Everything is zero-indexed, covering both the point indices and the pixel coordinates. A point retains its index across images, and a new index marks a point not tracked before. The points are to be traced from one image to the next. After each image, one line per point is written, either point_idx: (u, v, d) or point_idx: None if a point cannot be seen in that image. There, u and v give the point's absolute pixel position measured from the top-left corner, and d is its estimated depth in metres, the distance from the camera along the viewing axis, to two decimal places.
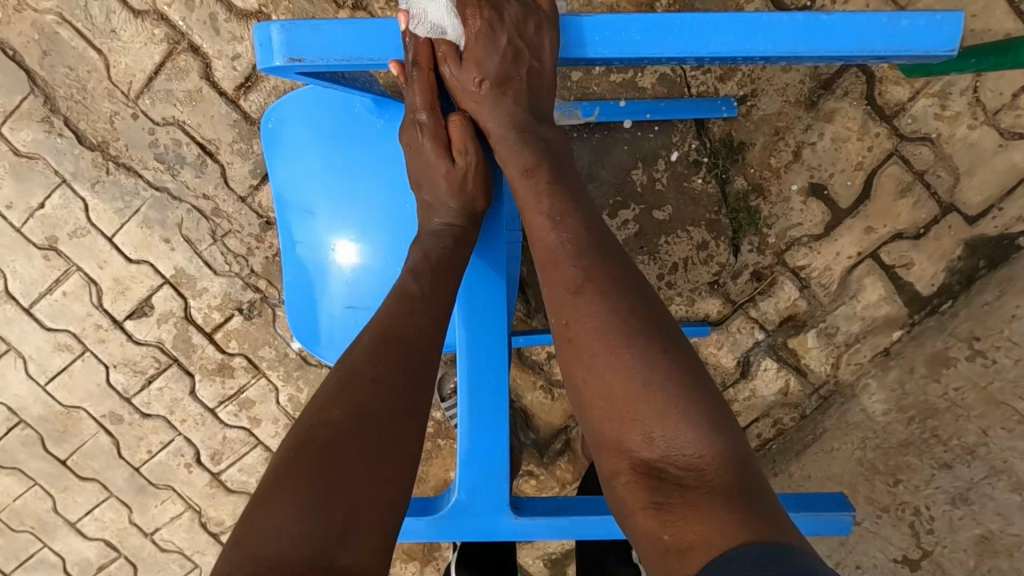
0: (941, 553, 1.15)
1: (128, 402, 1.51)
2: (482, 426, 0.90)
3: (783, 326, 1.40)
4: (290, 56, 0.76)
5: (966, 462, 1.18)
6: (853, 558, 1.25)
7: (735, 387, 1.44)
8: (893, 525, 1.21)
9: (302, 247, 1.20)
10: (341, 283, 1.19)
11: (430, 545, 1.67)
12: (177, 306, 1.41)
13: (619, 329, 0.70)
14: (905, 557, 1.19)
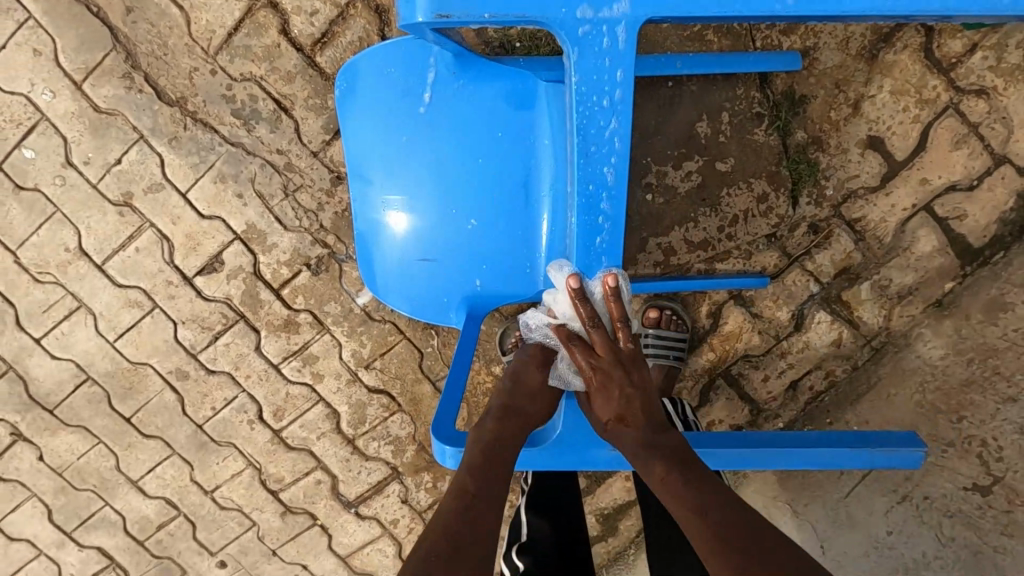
0: (1011, 478, 1.21)
1: (194, 358, 1.55)
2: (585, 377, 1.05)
3: (837, 278, 1.44)
4: (439, 13, 0.82)
5: None
6: (923, 490, 1.27)
7: (789, 339, 1.48)
8: (961, 457, 1.26)
9: (374, 204, 1.23)
10: (413, 237, 1.23)
11: None
12: (246, 262, 1.45)
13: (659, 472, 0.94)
14: (974, 484, 1.24)
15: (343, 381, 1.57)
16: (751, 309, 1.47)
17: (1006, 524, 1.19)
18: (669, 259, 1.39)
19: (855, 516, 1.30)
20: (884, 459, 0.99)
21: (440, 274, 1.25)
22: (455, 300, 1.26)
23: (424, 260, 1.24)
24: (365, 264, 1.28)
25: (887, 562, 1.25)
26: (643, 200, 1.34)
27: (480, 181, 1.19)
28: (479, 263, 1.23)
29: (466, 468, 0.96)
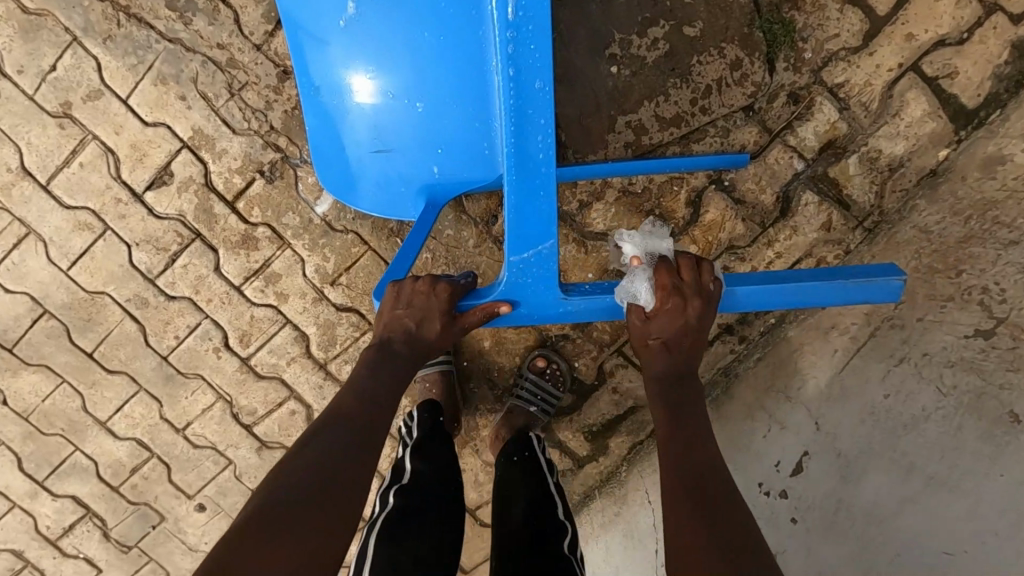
0: (1016, 316, 1.06)
1: (152, 284, 1.48)
2: (529, 217, 0.86)
3: (822, 154, 1.35)
4: None
5: None
6: (921, 347, 1.13)
7: (776, 226, 1.39)
8: (960, 308, 1.11)
9: (322, 92, 1.12)
10: (365, 130, 1.13)
11: (466, 427, 1.62)
12: (196, 172, 1.38)
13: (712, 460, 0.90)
14: (976, 330, 1.08)
15: (309, 300, 1.50)
16: (732, 194, 1.39)
17: (1015, 358, 1.04)
18: (640, 138, 1.30)
19: (850, 385, 1.19)
20: (864, 290, 0.93)
21: (397, 166, 1.16)
22: (414, 188, 1.19)
23: (380, 151, 1.15)
24: (321, 160, 1.21)
25: (886, 420, 1.12)
26: (608, 73, 1.26)
27: (429, 59, 1.02)
28: (434, 147, 1.12)
29: (318, 446, 0.88)
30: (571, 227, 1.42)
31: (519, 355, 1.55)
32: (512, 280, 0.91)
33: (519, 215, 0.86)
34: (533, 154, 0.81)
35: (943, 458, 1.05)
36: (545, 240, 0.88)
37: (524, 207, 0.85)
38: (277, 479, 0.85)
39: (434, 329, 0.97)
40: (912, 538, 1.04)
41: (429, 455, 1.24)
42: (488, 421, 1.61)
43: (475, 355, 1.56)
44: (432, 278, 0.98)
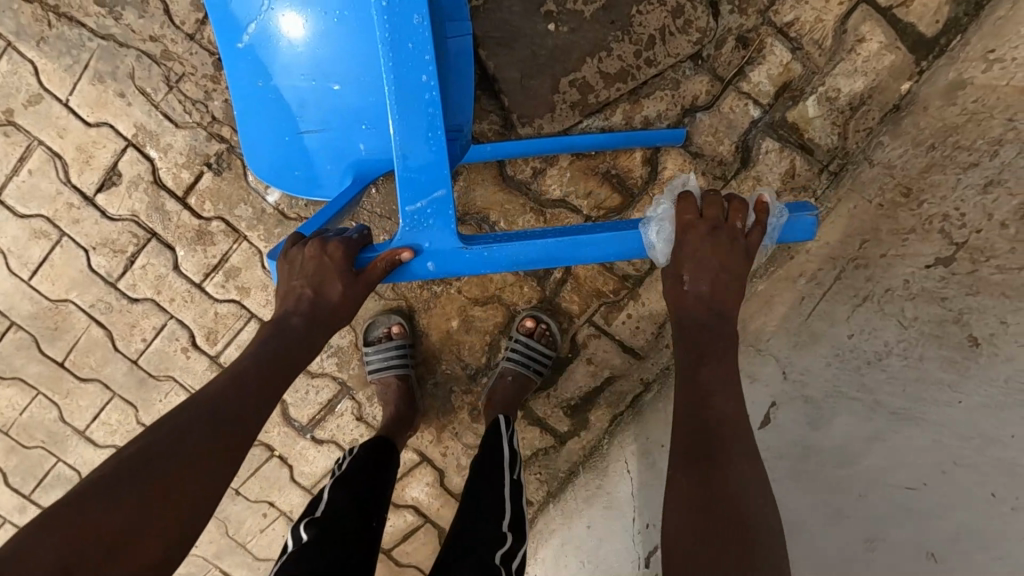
0: (976, 238, 1.01)
1: (113, 287, 1.47)
2: (419, 149, 0.87)
3: (779, 99, 1.30)
4: None
5: (994, 154, 1.04)
6: (884, 284, 1.07)
7: (738, 178, 1.34)
8: (924, 239, 1.06)
9: (247, 79, 1.13)
10: (290, 115, 1.13)
11: (443, 410, 1.60)
12: (144, 170, 1.37)
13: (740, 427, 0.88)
14: (937, 259, 1.03)
15: (271, 292, 1.48)
16: (690, 148, 1.33)
17: (973, 283, 1.00)
18: (587, 97, 1.27)
19: (819, 332, 1.12)
20: (774, 227, 0.99)
21: (326, 148, 1.16)
22: (342, 166, 1.19)
23: (307, 133, 1.15)
24: (251, 154, 1.21)
25: (850, 359, 1.08)
26: (545, 30, 1.22)
27: (343, 38, 1.02)
28: (357, 121, 1.11)
29: (176, 426, 0.84)
30: (528, 197, 1.38)
31: (490, 333, 1.52)
32: (407, 224, 0.90)
33: (414, 159, 0.87)
34: (416, 98, 0.84)
35: (905, 390, 1.01)
36: (440, 184, 0.89)
37: (413, 142, 0.87)
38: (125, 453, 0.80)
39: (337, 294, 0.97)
40: (878, 473, 0.99)
41: (353, 483, 1.23)
42: (464, 403, 1.58)
43: (444, 336, 1.53)
44: (321, 245, 0.96)
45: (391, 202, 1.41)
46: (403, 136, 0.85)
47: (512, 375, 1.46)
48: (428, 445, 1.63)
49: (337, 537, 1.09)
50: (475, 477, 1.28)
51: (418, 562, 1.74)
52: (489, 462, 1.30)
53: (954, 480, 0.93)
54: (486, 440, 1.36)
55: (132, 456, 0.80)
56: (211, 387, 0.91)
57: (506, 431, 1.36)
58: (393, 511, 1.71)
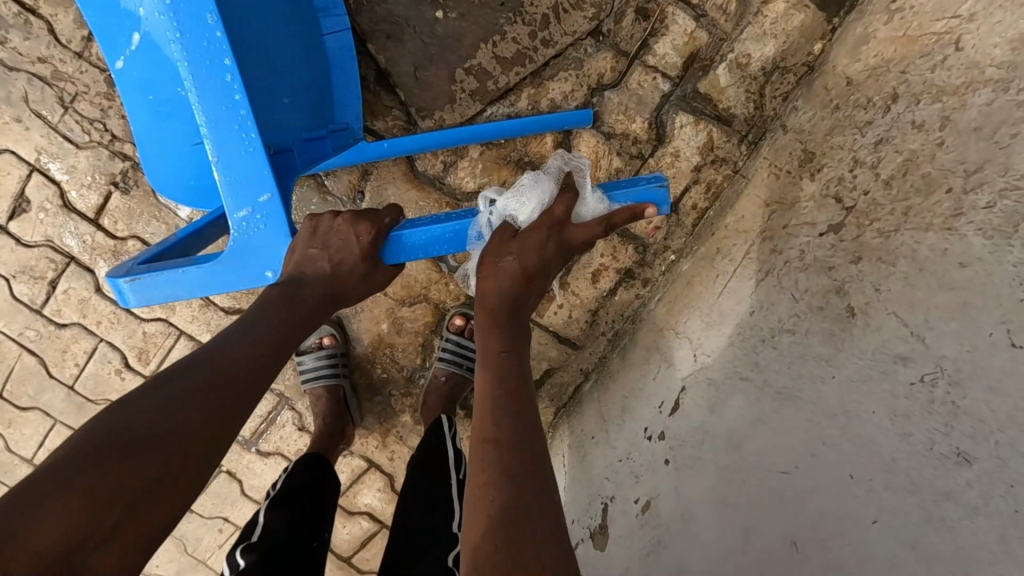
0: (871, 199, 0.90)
1: (39, 314, 1.46)
2: (237, 160, 0.87)
3: (689, 70, 1.25)
4: None
5: (888, 107, 0.95)
6: (784, 256, 0.99)
7: (655, 155, 1.30)
8: (819, 206, 0.98)
9: (137, 104, 1.13)
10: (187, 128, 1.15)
11: (385, 416, 1.57)
12: (52, 194, 1.35)
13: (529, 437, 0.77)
14: (830, 226, 0.94)
15: (196, 307, 1.47)
16: (602, 128, 1.29)
17: (857, 250, 0.87)
18: (485, 84, 1.23)
19: (725, 310, 1.06)
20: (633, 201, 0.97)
21: None
22: None
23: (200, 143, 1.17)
24: (151, 170, 1.22)
25: (749, 338, 0.98)
26: (433, 18, 1.18)
27: None
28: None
29: (169, 404, 0.72)
30: (442, 192, 1.35)
31: (422, 334, 1.49)
32: (242, 236, 0.91)
33: (232, 165, 0.87)
34: (226, 106, 0.84)
35: (790, 368, 0.88)
36: (263, 187, 0.89)
37: (229, 153, 0.86)
38: (108, 423, 0.68)
39: (360, 270, 0.94)
40: (757, 459, 0.86)
41: (284, 503, 1.15)
42: (405, 406, 1.56)
43: (376, 340, 1.50)
44: (353, 214, 0.95)
45: (301, 209, 1.36)
46: (218, 145, 0.86)
47: (445, 375, 1.43)
48: (373, 451, 1.61)
49: (272, 558, 1.03)
50: (407, 493, 1.21)
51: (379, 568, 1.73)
52: (425, 473, 1.23)
53: (831, 464, 0.77)
54: (421, 450, 1.29)
55: (120, 425, 0.68)
56: (209, 361, 0.79)
57: (449, 429, 1.30)
58: (348, 519, 1.69)
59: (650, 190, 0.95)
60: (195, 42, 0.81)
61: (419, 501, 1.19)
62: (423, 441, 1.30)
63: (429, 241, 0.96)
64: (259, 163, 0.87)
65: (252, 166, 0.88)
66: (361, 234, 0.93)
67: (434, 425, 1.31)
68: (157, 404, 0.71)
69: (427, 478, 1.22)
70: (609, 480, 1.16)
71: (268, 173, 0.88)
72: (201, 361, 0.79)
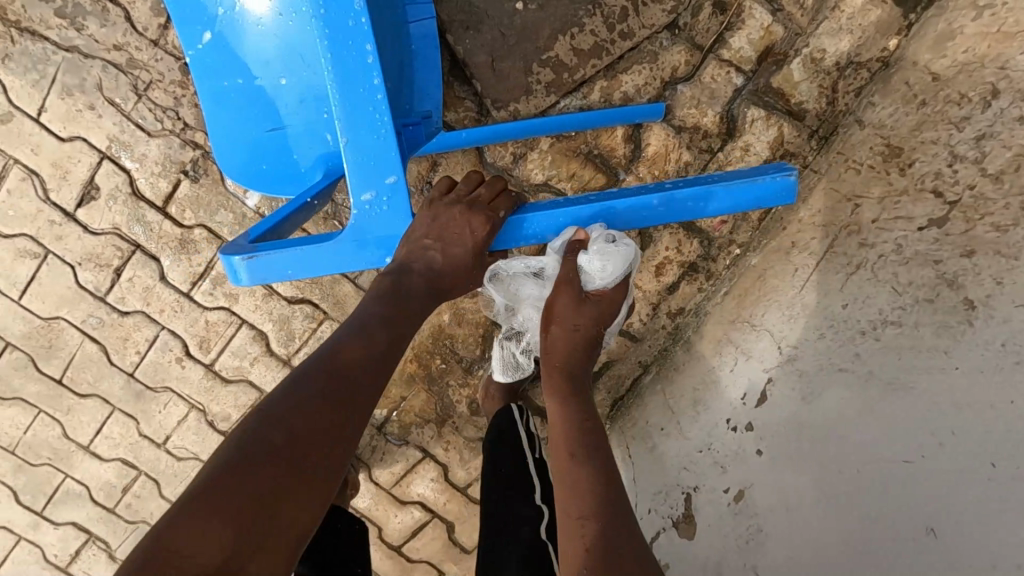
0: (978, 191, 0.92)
1: (102, 302, 1.47)
2: (368, 142, 0.90)
3: (762, 64, 1.25)
4: None
5: (986, 104, 0.96)
6: (876, 250, 1.01)
7: (725, 150, 1.31)
8: (914, 201, 0.99)
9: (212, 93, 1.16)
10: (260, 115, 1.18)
11: (442, 406, 1.59)
12: (121, 181, 1.35)
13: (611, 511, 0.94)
14: (930, 219, 0.96)
15: (259, 297, 1.47)
16: (673, 122, 1.29)
17: (968, 243, 0.89)
18: (561, 76, 1.23)
19: (809, 303, 1.08)
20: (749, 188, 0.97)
21: (295, 143, 1.20)
22: (309, 159, 1.21)
23: (273, 129, 1.19)
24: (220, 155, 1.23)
25: (843, 330, 1.00)
26: (512, 9, 1.18)
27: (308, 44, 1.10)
28: (320, 110, 1.17)
29: (278, 427, 0.80)
30: (510, 182, 1.35)
31: (483, 326, 1.50)
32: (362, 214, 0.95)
33: (361, 146, 0.90)
34: (364, 96, 0.87)
35: (900, 360, 0.91)
36: (390, 170, 0.92)
37: (361, 136, 0.89)
38: (231, 455, 0.77)
39: (468, 260, 1.04)
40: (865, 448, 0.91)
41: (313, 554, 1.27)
42: (462, 396, 1.57)
43: (436, 331, 1.51)
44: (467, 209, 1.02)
45: None
46: (349, 125, 0.88)
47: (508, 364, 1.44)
48: (429, 441, 1.62)
49: None
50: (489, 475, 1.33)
51: (429, 556, 1.75)
52: (503, 456, 1.34)
53: (968, 449, 0.81)
54: (490, 441, 1.34)
55: (239, 456, 0.76)
56: (306, 384, 0.87)
57: (520, 415, 1.35)
58: (400, 508, 1.71)
59: (774, 181, 0.97)
60: (339, 24, 0.83)
61: (498, 487, 1.30)
62: (492, 437, 1.33)
63: (548, 225, 1.02)
64: (388, 149, 0.91)
65: (378, 150, 0.91)
66: (475, 228, 1.01)
67: (496, 416, 1.37)
68: (263, 432, 0.79)
69: (507, 464, 1.33)
70: (687, 471, 1.20)
71: (395, 156, 0.92)
72: (293, 386, 0.86)
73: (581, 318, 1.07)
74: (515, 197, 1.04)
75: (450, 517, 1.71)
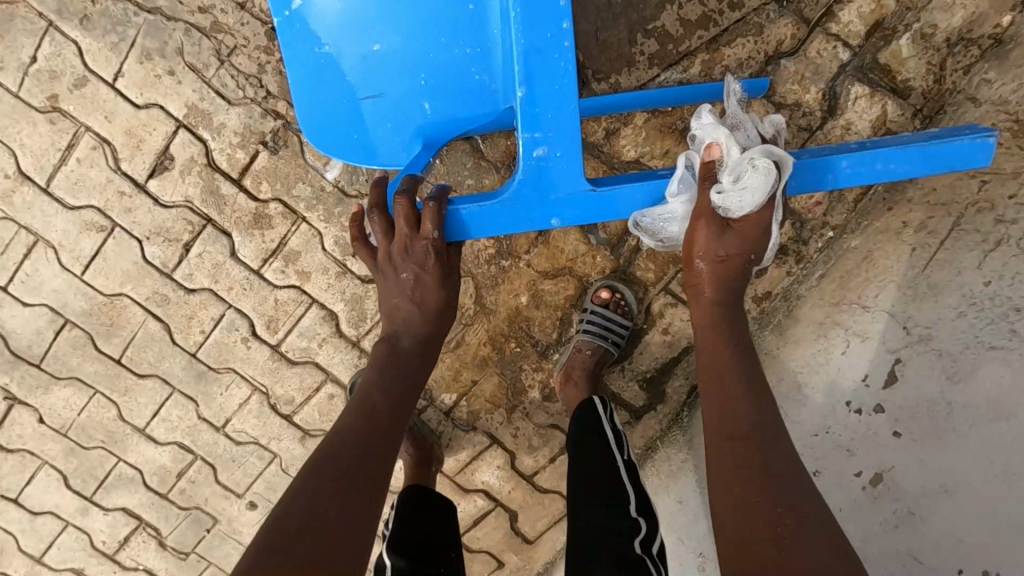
0: None
1: (169, 279, 1.42)
2: (549, 91, 0.95)
3: (870, 39, 1.21)
4: None
5: None
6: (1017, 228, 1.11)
7: (825, 129, 1.27)
8: None
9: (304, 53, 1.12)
10: (353, 79, 1.14)
11: (513, 391, 1.54)
12: (197, 152, 1.30)
13: (726, 473, 0.89)
14: None
15: (332, 275, 1.42)
16: (773, 98, 1.25)
17: None
18: (666, 47, 1.20)
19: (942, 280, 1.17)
20: (946, 148, 0.98)
21: (388, 111, 1.15)
22: (401, 127, 1.17)
23: (366, 98, 1.15)
24: (305, 120, 1.17)
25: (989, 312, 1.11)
26: None
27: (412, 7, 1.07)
28: (416, 79, 1.13)
29: (312, 471, 0.97)
30: (600, 159, 1.30)
31: (562, 308, 1.46)
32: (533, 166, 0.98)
33: (536, 93, 0.94)
34: (545, 51, 0.92)
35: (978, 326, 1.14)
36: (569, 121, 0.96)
37: (543, 83, 0.94)
38: (287, 507, 0.92)
39: (433, 294, 1.11)
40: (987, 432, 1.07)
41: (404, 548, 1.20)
42: (535, 381, 1.53)
43: (513, 314, 1.46)
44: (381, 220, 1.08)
45: (455, 174, 1.33)
46: (527, 70, 0.93)
47: (590, 348, 1.40)
48: (498, 427, 1.58)
49: None
50: (576, 477, 1.24)
51: (489, 546, 1.71)
52: (590, 457, 1.25)
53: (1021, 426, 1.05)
54: (576, 442, 1.30)
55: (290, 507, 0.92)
56: (334, 436, 1.03)
57: (604, 411, 1.33)
58: (463, 497, 1.67)
59: (975, 143, 0.98)
60: None
61: (591, 497, 1.18)
62: (577, 431, 1.31)
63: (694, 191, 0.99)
64: (566, 101, 0.95)
65: (551, 97, 0.95)
66: (422, 262, 1.07)
67: (579, 419, 1.32)
68: (306, 485, 0.94)
69: (596, 467, 1.23)
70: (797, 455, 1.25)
71: (574, 105, 0.96)
72: (328, 441, 1.02)
73: (720, 244, 1.02)
74: (435, 207, 1.02)
75: (514, 506, 1.67)
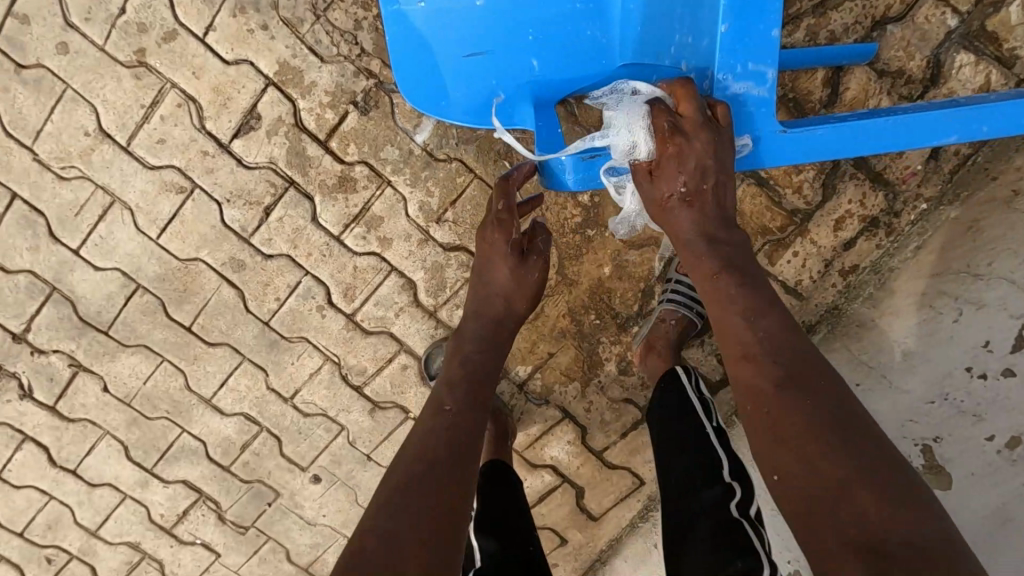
0: None
1: (247, 244, 1.38)
2: (753, 26, 0.98)
3: (977, 6, 1.21)
4: None
5: None
6: None
7: (927, 97, 1.24)
8: None
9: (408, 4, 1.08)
10: (456, 31, 1.10)
11: (589, 364, 1.53)
12: (285, 111, 1.28)
13: (785, 403, 0.83)
14: None
15: (414, 243, 1.39)
16: (877, 65, 1.23)
17: None
18: None
19: None
20: None
21: (492, 66, 1.12)
22: (505, 84, 1.13)
23: (471, 55, 1.11)
24: (404, 73, 1.14)
25: None
26: None
27: None
28: (523, 34, 1.09)
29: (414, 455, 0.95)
30: None
31: (644, 279, 1.45)
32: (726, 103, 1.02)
33: (733, 28, 0.98)
34: None
35: None
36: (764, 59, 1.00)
37: (748, 19, 0.97)
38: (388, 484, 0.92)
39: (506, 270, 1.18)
40: None
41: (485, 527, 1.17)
42: (612, 353, 1.52)
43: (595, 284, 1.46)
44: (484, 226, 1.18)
45: None
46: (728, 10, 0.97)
47: (673, 319, 1.38)
48: (571, 401, 1.57)
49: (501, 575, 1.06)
50: (664, 446, 1.16)
51: (554, 523, 1.69)
52: (677, 428, 1.16)
53: None
54: (661, 416, 1.21)
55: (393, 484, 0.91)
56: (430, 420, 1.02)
57: (688, 378, 1.25)
58: (531, 472, 1.65)
59: None
60: None
61: (676, 469, 1.10)
62: (659, 402, 1.24)
63: (874, 138, 1.04)
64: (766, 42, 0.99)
65: (741, 35, 0.98)
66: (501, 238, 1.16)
67: (658, 392, 1.25)
68: (404, 466, 0.94)
69: (685, 434, 1.13)
70: (914, 423, 1.30)
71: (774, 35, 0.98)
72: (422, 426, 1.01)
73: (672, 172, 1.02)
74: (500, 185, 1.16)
75: (581, 483, 1.65)
